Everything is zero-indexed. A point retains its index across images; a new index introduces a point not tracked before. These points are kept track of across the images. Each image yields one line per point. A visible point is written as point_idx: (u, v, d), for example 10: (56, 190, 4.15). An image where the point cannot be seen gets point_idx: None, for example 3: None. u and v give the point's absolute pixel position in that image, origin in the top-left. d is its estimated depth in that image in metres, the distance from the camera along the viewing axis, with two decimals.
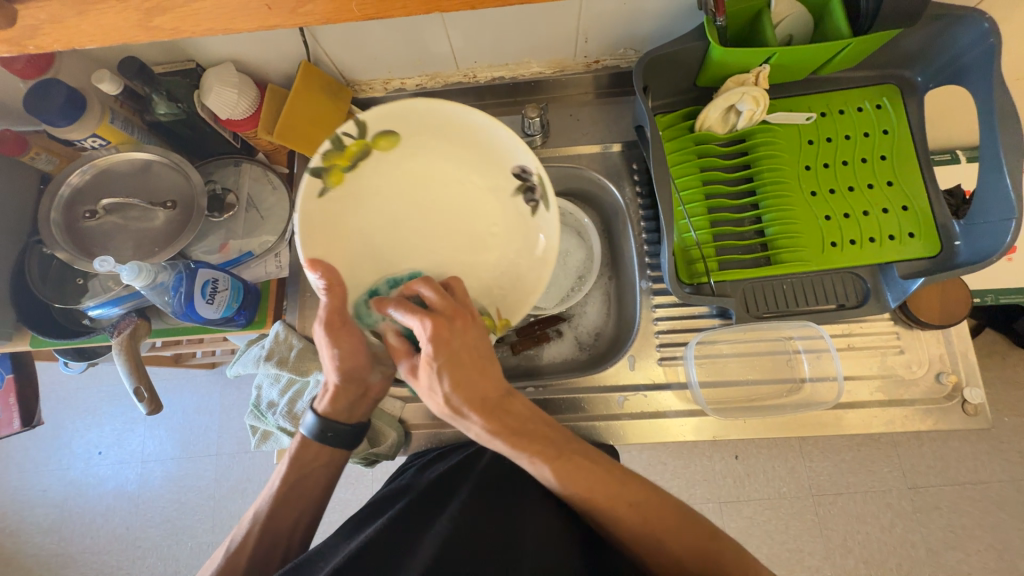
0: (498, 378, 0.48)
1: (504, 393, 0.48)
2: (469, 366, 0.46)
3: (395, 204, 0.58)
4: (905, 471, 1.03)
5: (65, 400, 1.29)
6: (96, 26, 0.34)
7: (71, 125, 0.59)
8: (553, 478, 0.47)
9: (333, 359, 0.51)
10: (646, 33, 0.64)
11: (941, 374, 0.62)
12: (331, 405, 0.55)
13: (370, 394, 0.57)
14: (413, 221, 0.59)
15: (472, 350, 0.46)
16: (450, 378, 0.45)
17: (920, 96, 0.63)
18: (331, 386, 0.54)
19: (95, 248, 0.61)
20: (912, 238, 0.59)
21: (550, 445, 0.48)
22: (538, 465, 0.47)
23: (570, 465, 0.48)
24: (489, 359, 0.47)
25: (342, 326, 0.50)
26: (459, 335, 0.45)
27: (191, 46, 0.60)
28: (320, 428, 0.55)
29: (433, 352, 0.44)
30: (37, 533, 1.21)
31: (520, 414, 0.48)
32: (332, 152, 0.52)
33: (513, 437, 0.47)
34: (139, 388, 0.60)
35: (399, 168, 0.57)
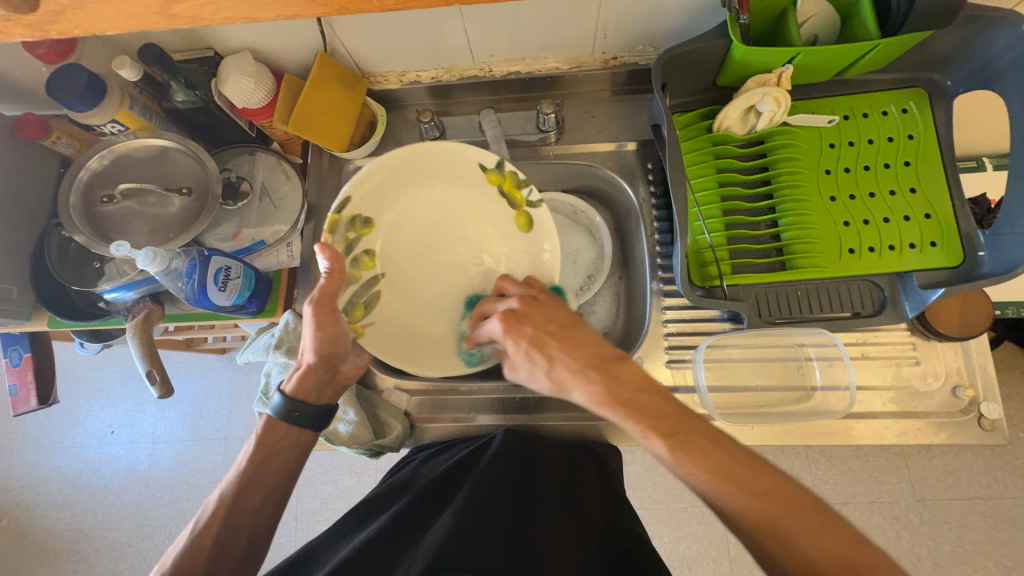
0: (594, 345, 0.50)
1: (611, 355, 0.48)
2: (563, 338, 0.49)
3: (436, 225, 0.62)
4: (914, 483, 1.02)
5: (81, 379, 1.32)
6: (117, 13, 0.34)
7: (91, 110, 0.59)
8: (670, 457, 0.42)
9: (314, 341, 0.52)
10: (667, 29, 0.62)
11: (958, 388, 0.60)
12: (300, 385, 0.55)
13: (338, 379, 0.58)
14: (447, 240, 0.62)
15: (552, 320, 0.51)
16: (540, 354, 0.49)
17: (949, 101, 0.61)
18: (303, 366, 0.54)
19: (111, 232, 0.62)
20: (934, 246, 0.57)
21: (667, 420, 0.44)
22: (653, 441, 0.43)
23: (688, 443, 0.42)
24: (572, 327, 0.51)
25: (330, 311, 0.51)
26: (528, 317, 0.51)
27: (211, 33, 0.61)
28: (286, 408, 0.55)
29: (518, 336, 0.50)
30: (51, 508, 1.25)
31: (630, 381, 0.47)
32: (513, 176, 0.58)
33: (624, 406, 0.45)
34: (151, 371, 0.61)
35: (478, 215, 0.62)
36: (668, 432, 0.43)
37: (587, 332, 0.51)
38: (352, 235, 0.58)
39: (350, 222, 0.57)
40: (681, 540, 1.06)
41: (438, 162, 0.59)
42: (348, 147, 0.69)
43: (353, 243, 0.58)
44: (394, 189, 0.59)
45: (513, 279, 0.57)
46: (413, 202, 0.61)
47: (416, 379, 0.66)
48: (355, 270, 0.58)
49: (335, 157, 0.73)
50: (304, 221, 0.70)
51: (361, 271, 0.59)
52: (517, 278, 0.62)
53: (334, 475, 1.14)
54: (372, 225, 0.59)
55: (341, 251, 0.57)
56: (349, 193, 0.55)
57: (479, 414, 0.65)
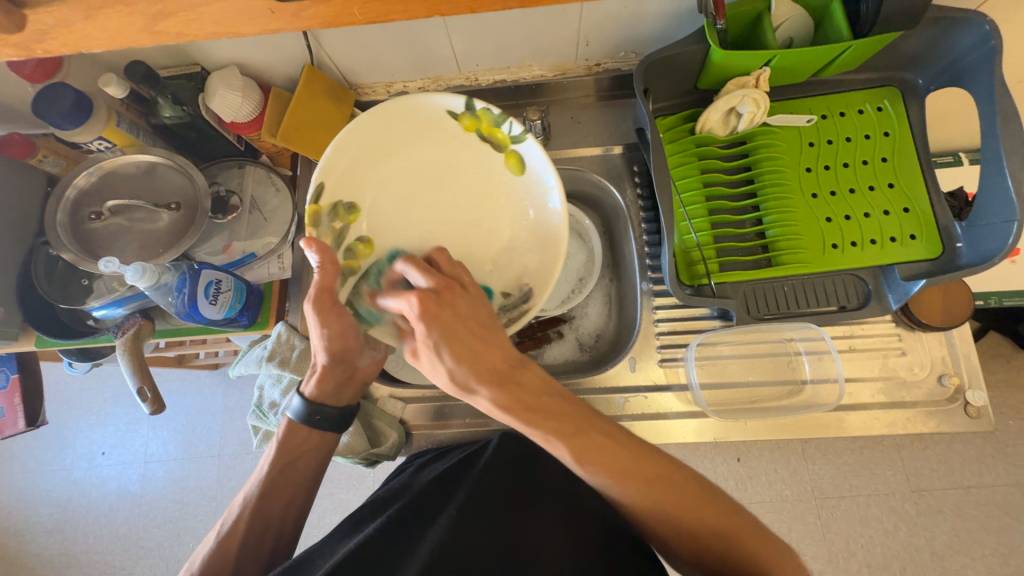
0: (503, 346, 0.48)
1: (518, 360, 0.48)
2: (477, 335, 0.47)
3: (420, 193, 0.60)
4: (909, 474, 1.03)
5: (70, 400, 1.30)
6: (103, 30, 0.35)
7: (77, 127, 0.59)
8: (574, 459, 0.45)
9: (323, 340, 0.52)
10: (647, 35, 0.64)
11: (943, 376, 0.61)
12: (319, 386, 0.56)
13: (358, 377, 0.59)
14: (437, 201, 0.61)
15: (471, 316, 0.48)
16: (448, 349, 0.46)
17: (921, 99, 0.63)
18: (320, 367, 0.55)
19: (100, 249, 0.61)
20: (913, 239, 0.59)
21: (568, 421, 0.46)
22: (555, 444, 0.45)
23: (588, 443, 0.45)
24: (488, 325, 0.49)
25: (331, 306, 0.51)
26: (448, 306, 0.48)
27: (197, 48, 0.61)
28: (307, 411, 0.56)
29: (431, 325, 0.46)
30: (41, 533, 1.22)
31: (532, 386, 0.47)
32: (489, 115, 0.57)
33: (526, 410, 0.46)
34: (142, 388, 0.60)
35: (462, 168, 0.60)
36: (569, 432, 0.45)
37: (497, 327, 0.49)
38: (339, 223, 0.56)
39: (335, 214, 0.56)
40: None
41: (411, 125, 0.57)
42: None
43: (342, 233, 0.57)
44: (372, 168, 0.58)
45: (447, 254, 0.53)
46: (399, 175, 0.59)
47: (411, 386, 0.65)
48: (350, 260, 0.56)
49: None
50: (295, 232, 0.70)
51: (357, 260, 0.57)
52: (520, 231, 0.61)
53: (331, 489, 1.13)
54: (358, 210, 0.58)
55: (330, 242, 0.55)
56: (324, 178, 0.54)
57: (474, 419, 0.65)
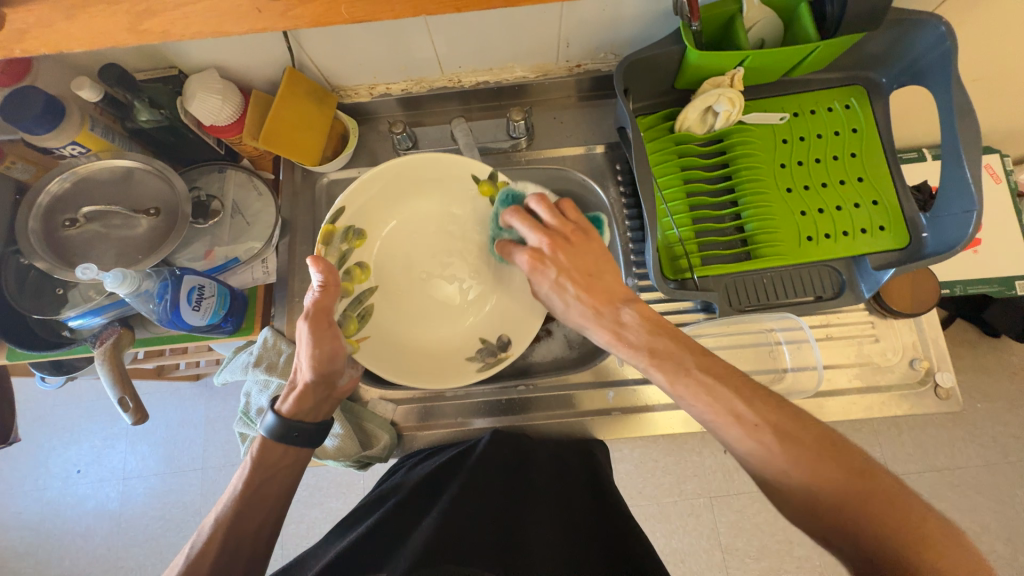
0: (613, 284, 0.51)
1: (620, 296, 0.50)
2: (584, 272, 0.51)
3: (433, 239, 0.64)
4: (886, 458, 1.07)
5: (42, 417, 1.25)
6: (85, 30, 0.34)
7: (49, 132, 0.58)
8: (669, 386, 0.45)
9: (311, 357, 0.51)
10: (626, 37, 0.66)
11: (915, 360, 0.64)
12: (297, 405, 0.54)
13: (335, 395, 0.57)
14: (443, 249, 0.64)
15: (578, 266, 0.51)
16: (555, 290, 0.51)
17: (885, 97, 0.66)
18: (300, 386, 0.53)
19: (75, 257, 0.60)
20: (882, 230, 0.62)
21: (676, 356, 0.45)
22: (652, 372, 0.46)
23: (703, 386, 0.43)
24: (600, 266, 0.51)
25: (325, 324, 0.51)
26: (566, 250, 0.51)
27: (174, 50, 0.60)
28: (280, 430, 0.54)
29: (544, 276, 0.52)
30: (13, 558, 1.17)
31: (642, 325, 0.48)
32: (506, 186, 0.59)
33: (650, 359, 0.46)
34: (124, 398, 0.59)
35: (466, 222, 0.64)
36: (671, 373, 0.44)
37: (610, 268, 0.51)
38: (345, 246, 0.58)
39: (342, 236, 0.58)
40: (672, 533, 1.08)
41: (435, 174, 0.60)
42: (320, 159, 0.69)
43: (347, 255, 0.59)
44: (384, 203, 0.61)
45: (548, 197, 0.55)
46: (408, 213, 0.63)
47: (402, 388, 0.65)
48: (348, 283, 0.58)
49: (308, 171, 0.73)
50: (278, 236, 0.69)
51: (353, 285, 0.59)
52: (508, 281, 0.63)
53: (320, 498, 1.11)
54: (365, 236, 0.60)
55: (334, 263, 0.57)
56: (344, 204, 0.57)
57: (464, 419, 0.65)
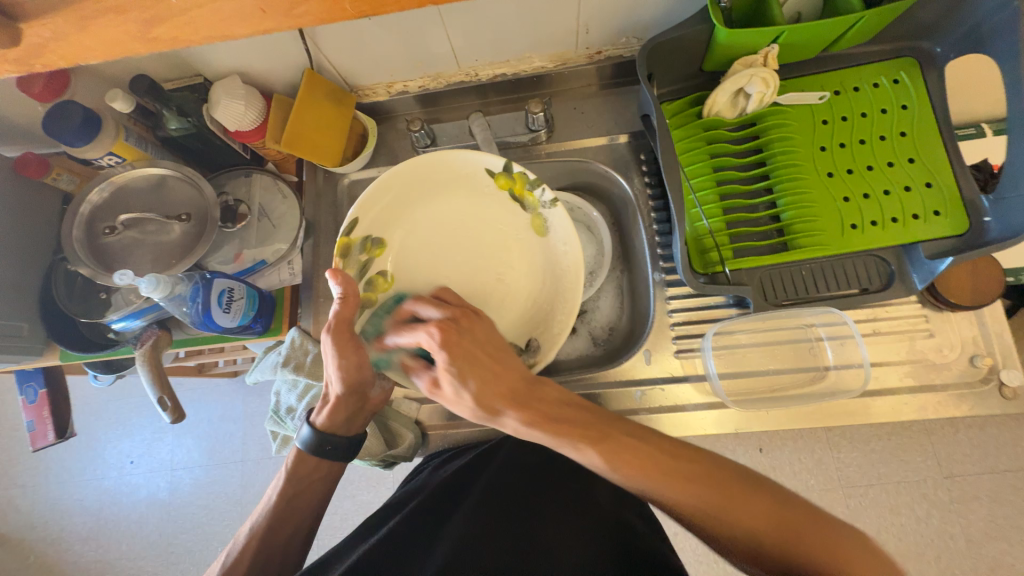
0: (521, 368, 0.50)
1: (533, 377, 0.49)
2: (491, 355, 0.49)
3: (449, 243, 0.62)
4: (940, 460, 1.00)
5: (97, 412, 1.34)
6: (98, 41, 0.35)
7: (87, 144, 0.60)
8: (604, 464, 0.44)
9: (337, 369, 0.52)
10: (649, 19, 0.62)
11: (976, 357, 0.59)
12: (330, 418, 0.56)
13: (369, 406, 0.58)
14: (458, 252, 0.62)
15: (489, 341, 0.50)
16: (470, 375, 0.47)
17: (941, 68, 0.60)
18: (333, 398, 0.55)
19: (114, 263, 0.63)
20: (937, 215, 0.56)
21: (594, 427, 0.46)
22: (585, 452, 0.45)
23: (614, 447, 0.45)
24: (502, 348, 0.51)
25: (348, 340, 0.51)
26: (466, 334, 0.49)
27: (197, 58, 0.61)
28: (317, 442, 0.56)
29: (450, 350, 0.47)
30: (76, 542, 1.26)
31: (554, 399, 0.48)
32: (523, 178, 0.58)
33: (551, 424, 0.46)
34: (162, 398, 0.61)
35: (486, 225, 0.62)
36: (596, 438, 0.45)
37: (509, 351, 0.51)
38: (366, 257, 0.57)
39: (361, 246, 0.56)
40: None
41: (445, 177, 0.59)
42: (341, 161, 0.69)
43: (367, 266, 0.58)
44: (398, 208, 0.59)
45: (448, 290, 0.56)
46: (422, 219, 0.61)
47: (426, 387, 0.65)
48: (370, 293, 0.58)
49: (329, 172, 0.74)
50: (303, 237, 0.70)
51: (376, 295, 0.58)
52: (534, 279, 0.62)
53: (352, 491, 1.14)
54: (384, 245, 0.59)
55: (355, 275, 0.56)
56: (359, 214, 0.55)
57: None
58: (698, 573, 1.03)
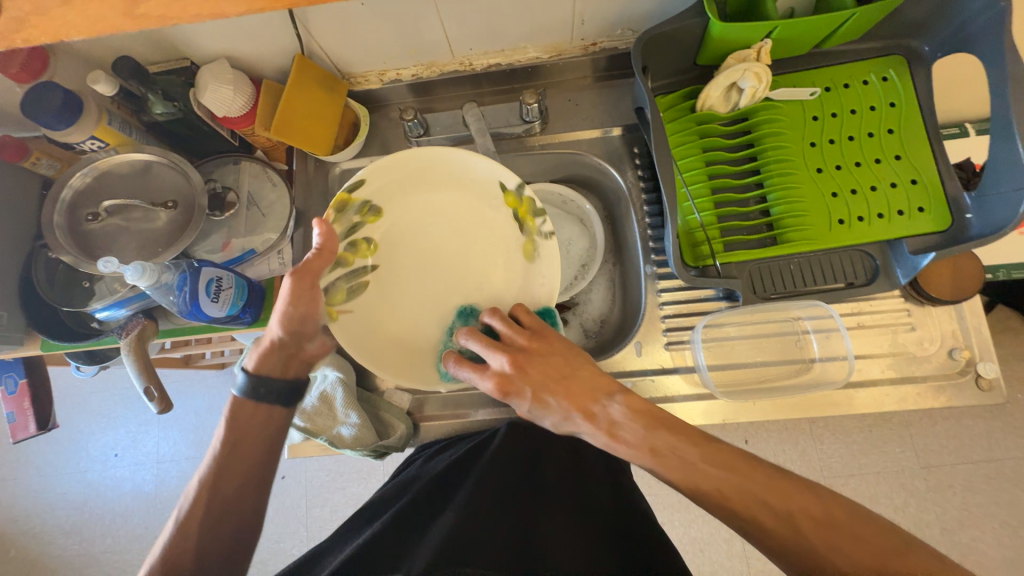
0: (581, 377, 0.51)
1: (606, 384, 0.51)
2: (560, 377, 0.51)
3: (435, 237, 0.64)
4: (918, 451, 1.03)
5: (80, 403, 1.31)
6: (81, 16, 0.34)
7: (68, 128, 0.59)
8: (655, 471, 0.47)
9: (283, 313, 0.51)
10: (644, 11, 0.62)
11: (954, 350, 0.61)
12: (262, 360, 0.53)
13: (302, 358, 0.56)
14: (439, 247, 0.64)
15: (544, 369, 0.51)
16: (537, 403, 0.51)
17: (928, 67, 0.61)
18: (268, 340, 0.53)
19: (98, 250, 0.61)
20: (921, 211, 0.58)
21: (666, 433, 0.48)
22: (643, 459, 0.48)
23: (710, 449, 0.47)
24: (562, 364, 0.52)
25: (309, 288, 0.51)
26: (534, 362, 0.52)
27: (183, 40, 0.60)
28: (250, 386, 0.53)
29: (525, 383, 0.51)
30: (59, 535, 1.24)
31: (625, 403, 0.50)
32: (530, 203, 0.61)
33: (637, 432, 0.49)
34: (149, 388, 0.60)
35: (469, 222, 0.64)
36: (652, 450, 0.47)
37: (575, 361, 0.53)
38: (358, 219, 0.60)
39: (357, 208, 0.59)
40: (691, 523, 1.07)
41: (442, 171, 0.62)
42: (332, 149, 0.68)
43: (355, 228, 0.60)
44: (390, 198, 0.62)
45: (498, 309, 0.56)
46: (415, 206, 0.63)
47: None
48: (347, 254, 0.60)
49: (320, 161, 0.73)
50: (293, 226, 0.69)
51: (353, 258, 0.60)
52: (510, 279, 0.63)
53: (342, 483, 1.14)
54: (380, 215, 0.62)
55: (342, 231, 0.59)
56: (365, 176, 0.58)
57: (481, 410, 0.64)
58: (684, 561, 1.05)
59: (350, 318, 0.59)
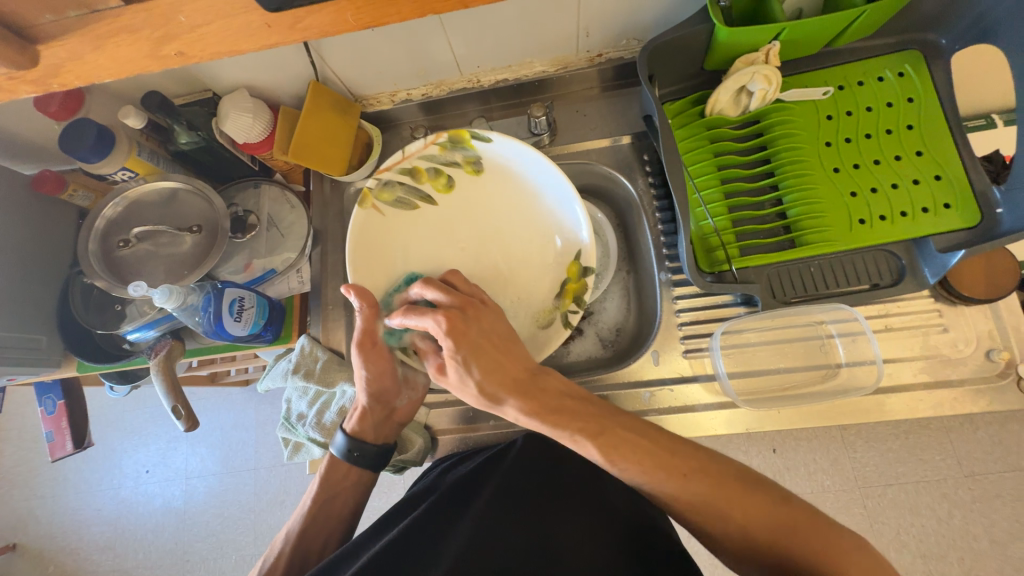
0: (524, 359, 0.52)
1: (537, 368, 0.51)
2: (501, 346, 0.51)
3: (487, 235, 0.62)
4: (960, 459, 0.97)
5: (114, 422, 1.36)
6: (111, 59, 0.36)
7: (101, 160, 0.62)
8: (602, 457, 0.47)
9: (365, 380, 0.56)
10: (649, 21, 0.63)
11: (992, 351, 0.58)
12: (361, 423, 0.59)
13: (396, 416, 0.61)
14: (484, 244, 0.62)
15: (494, 333, 0.52)
16: (477, 365, 0.50)
17: (947, 60, 0.59)
18: (360, 404, 0.58)
19: (129, 275, 0.64)
20: (948, 208, 0.56)
21: (595, 422, 0.48)
22: (584, 445, 0.47)
23: (614, 442, 0.47)
24: (510, 339, 0.53)
25: (372, 346, 0.55)
26: (471, 325, 0.51)
27: (205, 72, 0.63)
28: (348, 447, 0.59)
29: (461, 339, 0.49)
30: (94, 550, 1.28)
31: (556, 391, 0.50)
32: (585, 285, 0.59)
33: (553, 416, 0.48)
34: (177, 406, 0.62)
35: (517, 230, 0.61)
36: (595, 431, 0.48)
37: (517, 340, 0.53)
38: (456, 156, 0.60)
39: (465, 152, 0.60)
40: None
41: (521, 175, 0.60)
42: (347, 170, 0.70)
43: (451, 163, 0.60)
44: (489, 174, 0.61)
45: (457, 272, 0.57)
46: (477, 192, 0.62)
47: (435, 391, 0.65)
48: (421, 172, 0.60)
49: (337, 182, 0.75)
50: (311, 245, 0.71)
51: (421, 181, 0.60)
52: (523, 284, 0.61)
53: None
54: (479, 169, 0.61)
55: (436, 154, 0.59)
56: (491, 138, 0.58)
57: (499, 423, 0.64)
58: None
59: (375, 215, 0.59)
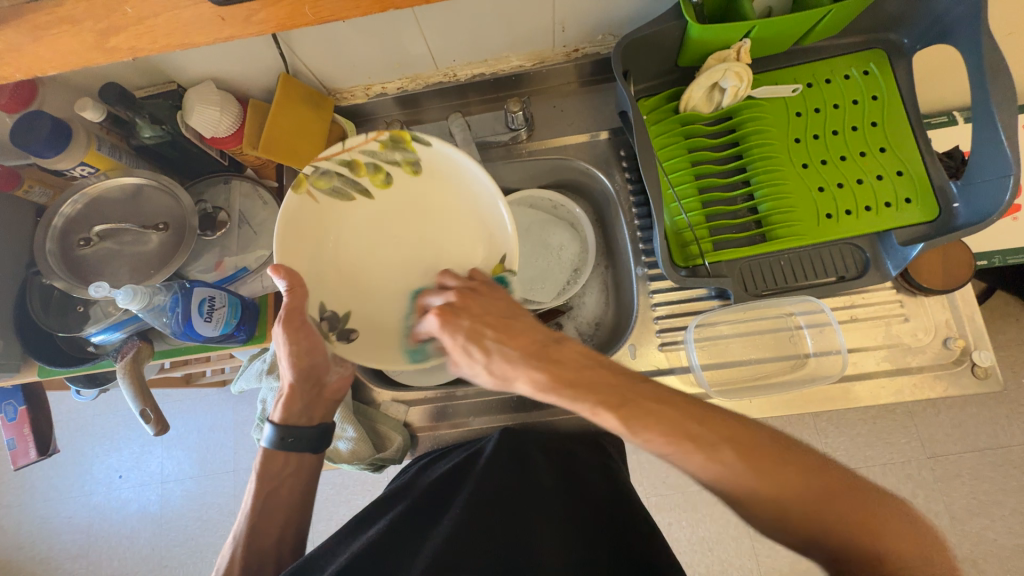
0: (532, 329, 0.48)
1: (550, 337, 0.47)
2: (500, 324, 0.48)
3: (418, 235, 0.61)
4: (923, 441, 1.02)
5: (83, 426, 1.31)
6: (53, 50, 0.34)
7: (58, 154, 0.59)
8: (624, 428, 0.42)
9: (290, 358, 0.54)
10: (624, 17, 0.63)
11: (948, 340, 0.60)
12: (286, 409, 0.57)
13: (326, 394, 0.59)
14: (409, 242, 0.61)
15: (490, 311, 0.50)
16: (477, 346, 0.47)
17: (908, 59, 0.61)
18: (287, 387, 0.56)
19: (91, 275, 0.61)
20: (909, 202, 0.58)
21: (617, 392, 0.43)
22: (603, 416, 0.42)
23: (647, 414, 0.41)
24: (511, 314, 0.49)
25: (301, 324, 0.53)
26: (466, 312, 0.49)
27: (168, 64, 0.60)
28: (279, 436, 0.57)
29: (455, 326, 0.48)
30: (65, 559, 1.24)
31: (572, 360, 0.45)
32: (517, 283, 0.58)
33: (573, 387, 0.43)
34: (145, 410, 0.61)
35: (447, 233, 0.61)
36: (616, 403, 0.42)
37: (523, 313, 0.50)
38: (398, 155, 0.57)
39: (406, 154, 0.58)
40: (698, 522, 1.07)
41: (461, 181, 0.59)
42: None
43: (393, 163, 0.58)
44: (428, 176, 0.59)
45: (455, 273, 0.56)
46: (411, 191, 0.60)
47: (414, 389, 0.65)
48: (360, 165, 0.57)
49: None
50: None
51: (358, 175, 0.57)
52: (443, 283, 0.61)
53: (346, 495, 1.14)
54: (420, 171, 0.59)
55: (375, 150, 0.56)
56: (433, 143, 0.57)
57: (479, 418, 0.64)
58: (693, 562, 1.05)
59: (309, 202, 0.56)
